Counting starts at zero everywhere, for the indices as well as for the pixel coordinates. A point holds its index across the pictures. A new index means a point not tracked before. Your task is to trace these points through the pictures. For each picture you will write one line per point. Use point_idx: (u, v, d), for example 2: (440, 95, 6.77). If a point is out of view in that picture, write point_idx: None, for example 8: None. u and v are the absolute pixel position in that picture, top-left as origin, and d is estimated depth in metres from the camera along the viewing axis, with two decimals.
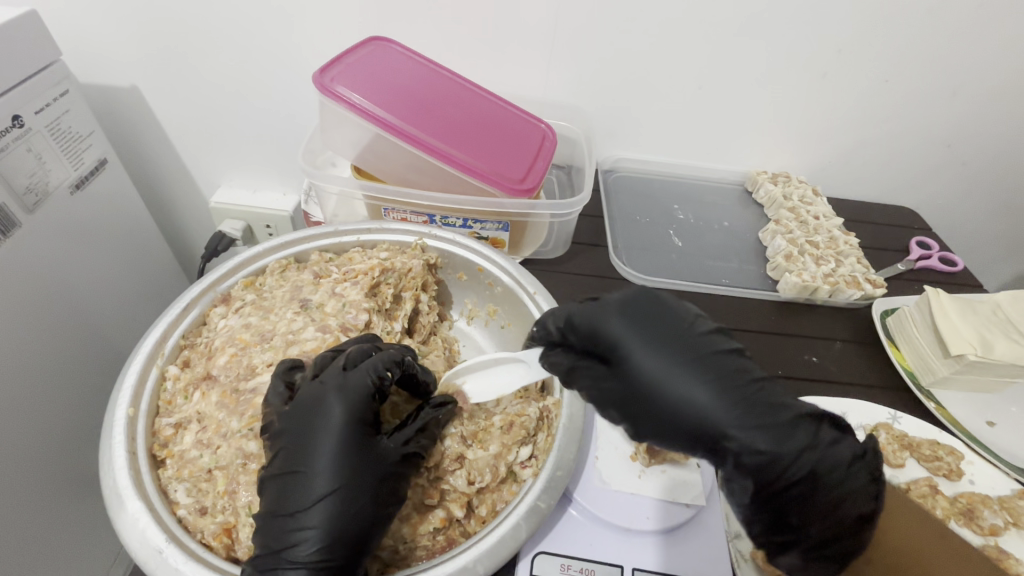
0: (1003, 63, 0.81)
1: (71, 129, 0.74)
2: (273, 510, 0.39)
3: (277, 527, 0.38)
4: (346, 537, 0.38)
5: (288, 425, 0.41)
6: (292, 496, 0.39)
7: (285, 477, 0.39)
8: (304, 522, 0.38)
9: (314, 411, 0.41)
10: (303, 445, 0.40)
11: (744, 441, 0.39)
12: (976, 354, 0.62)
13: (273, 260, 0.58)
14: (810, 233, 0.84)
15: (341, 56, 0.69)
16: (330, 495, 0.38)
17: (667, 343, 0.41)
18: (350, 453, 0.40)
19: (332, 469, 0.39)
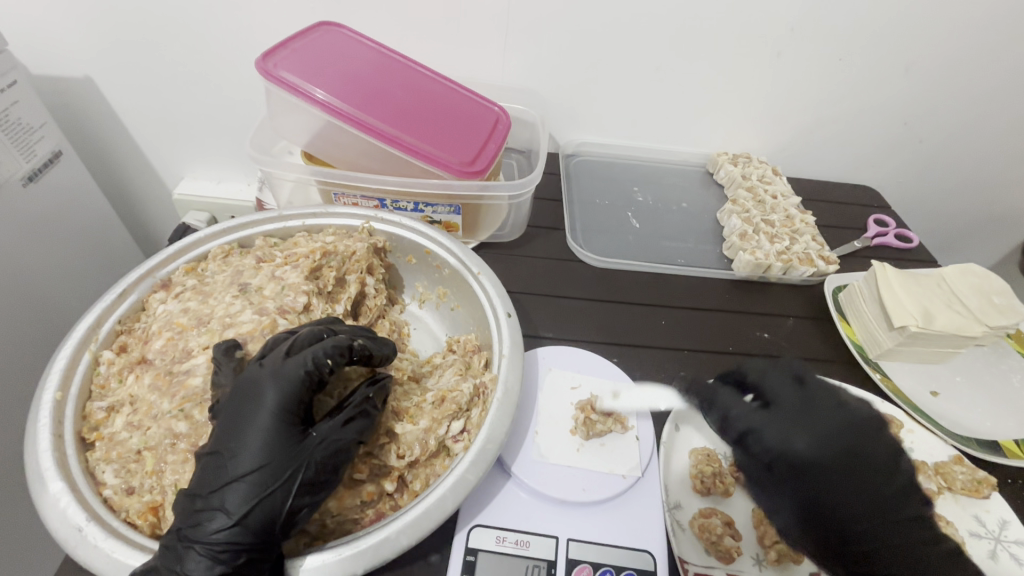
0: (956, 40, 0.81)
1: (21, 121, 0.73)
2: (199, 485, 0.39)
3: (200, 501, 0.39)
4: (268, 513, 0.38)
5: (227, 404, 0.42)
6: (219, 471, 0.39)
7: (216, 454, 0.40)
8: (227, 497, 0.38)
9: (250, 392, 0.42)
10: (237, 424, 0.41)
11: (795, 453, 0.46)
12: (918, 324, 0.63)
13: (215, 246, 0.59)
14: (767, 212, 0.85)
15: (287, 41, 0.69)
16: (256, 471, 0.39)
17: (810, 401, 0.49)
18: (282, 432, 0.41)
19: (260, 447, 0.40)
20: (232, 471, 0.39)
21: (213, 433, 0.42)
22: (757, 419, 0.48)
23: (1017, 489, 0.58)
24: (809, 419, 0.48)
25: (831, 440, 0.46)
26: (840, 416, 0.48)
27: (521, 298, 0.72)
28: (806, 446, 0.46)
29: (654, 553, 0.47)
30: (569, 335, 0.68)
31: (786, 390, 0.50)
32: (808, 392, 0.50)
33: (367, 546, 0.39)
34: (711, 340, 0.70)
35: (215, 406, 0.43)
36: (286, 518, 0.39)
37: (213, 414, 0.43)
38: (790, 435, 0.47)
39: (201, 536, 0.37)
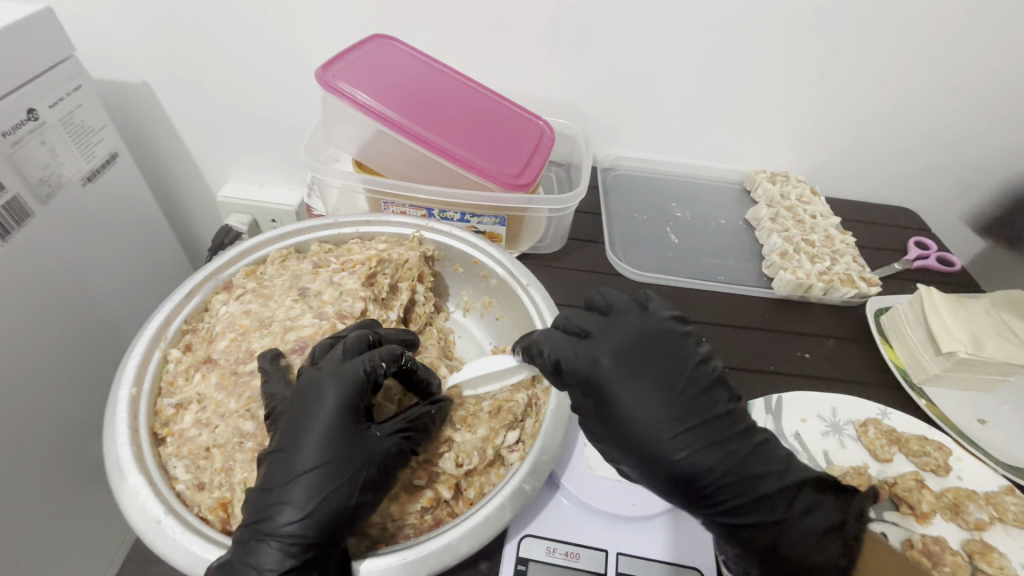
0: (1002, 64, 0.81)
1: (83, 123, 0.76)
2: (265, 481, 0.40)
3: (266, 497, 0.40)
4: (335, 510, 0.39)
5: (287, 403, 0.43)
6: (283, 466, 0.40)
7: (279, 451, 0.41)
8: (292, 493, 0.39)
9: (309, 391, 0.43)
10: (300, 422, 0.42)
11: (648, 428, 0.43)
12: (967, 351, 0.63)
13: (273, 250, 0.61)
14: (807, 231, 0.85)
15: (344, 52, 0.71)
16: (320, 469, 0.40)
17: (652, 376, 0.45)
18: (345, 432, 0.41)
19: (325, 445, 0.41)
20: (296, 467, 0.40)
21: (275, 430, 0.42)
22: (613, 380, 0.45)
23: None
24: (665, 398, 0.44)
25: (686, 424, 0.43)
26: (682, 382, 0.45)
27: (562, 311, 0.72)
28: (655, 424, 0.43)
29: (703, 569, 0.48)
30: None
31: (621, 364, 0.45)
32: (636, 359, 0.45)
33: (431, 550, 0.40)
34: (752, 359, 0.70)
35: (272, 405, 0.44)
36: (352, 516, 0.40)
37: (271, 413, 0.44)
38: (644, 421, 0.43)
39: (271, 530, 0.38)
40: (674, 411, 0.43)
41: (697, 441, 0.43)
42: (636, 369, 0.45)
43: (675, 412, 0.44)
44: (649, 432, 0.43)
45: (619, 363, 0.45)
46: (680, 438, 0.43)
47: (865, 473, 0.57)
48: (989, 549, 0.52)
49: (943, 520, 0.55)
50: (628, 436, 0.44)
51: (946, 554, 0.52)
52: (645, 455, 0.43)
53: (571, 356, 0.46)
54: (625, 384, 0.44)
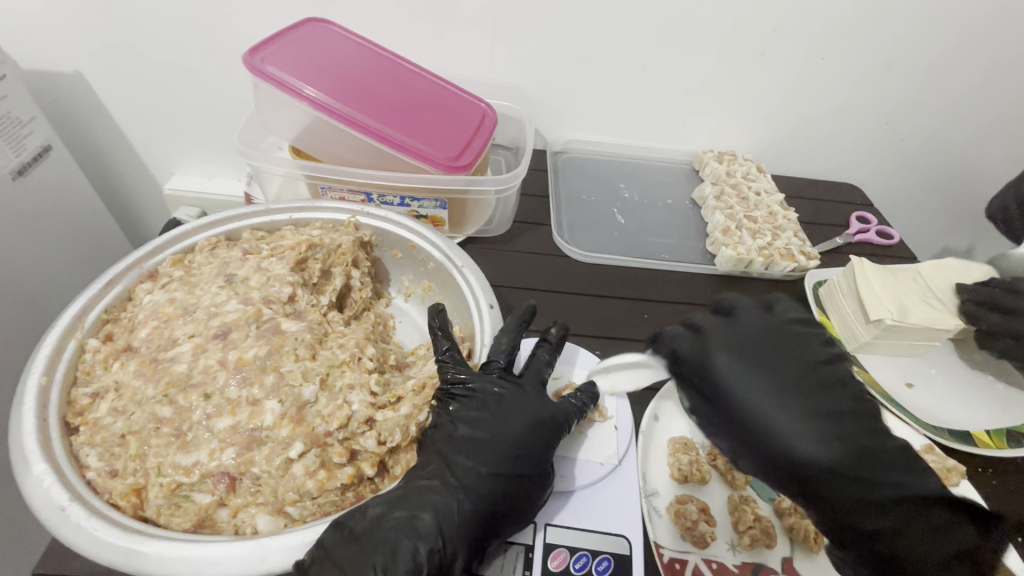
0: (935, 40, 0.83)
1: (9, 114, 0.72)
2: (451, 456, 0.46)
3: (464, 467, 0.46)
4: (511, 486, 0.46)
5: (497, 394, 0.50)
6: (507, 450, 0.47)
7: (488, 438, 0.47)
8: (501, 469, 0.46)
9: (513, 389, 0.51)
10: (543, 422, 0.49)
11: (753, 411, 0.39)
12: (893, 318, 0.65)
13: (202, 239, 0.60)
14: (750, 208, 0.86)
15: (276, 37, 0.69)
16: (546, 456, 0.48)
17: (755, 358, 0.41)
18: (536, 427, 0.49)
19: (540, 444, 0.48)
20: (523, 454, 0.47)
21: (459, 414, 0.49)
22: (729, 370, 0.40)
23: (987, 477, 0.59)
24: (785, 382, 0.40)
25: (819, 418, 0.39)
26: (790, 364, 0.41)
27: (505, 293, 0.73)
28: (757, 410, 0.39)
29: (631, 537, 0.49)
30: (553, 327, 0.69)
31: (733, 349, 0.40)
32: (763, 353, 0.41)
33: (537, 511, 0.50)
34: None
35: (482, 396, 0.49)
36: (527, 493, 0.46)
37: (471, 399, 0.49)
38: (751, 407, 0.39)
39: (462, 492, 0.44)
40: (796, 398, 0.40)
41: (813, 424, 0.39)
42: (750, 359, 0.40)
43: (801, 397, 0.40)
44: (778, 427, 0.39)
45: (735, 349, 0.41)
46: (800, 419, 0.39)
47: None
48: None
49: None
50: (740, 425, 0.39)
51: None
52: (771, 447, 0.39)
53: (719, 353, 0.40)
54: (754, 380, 0.40)
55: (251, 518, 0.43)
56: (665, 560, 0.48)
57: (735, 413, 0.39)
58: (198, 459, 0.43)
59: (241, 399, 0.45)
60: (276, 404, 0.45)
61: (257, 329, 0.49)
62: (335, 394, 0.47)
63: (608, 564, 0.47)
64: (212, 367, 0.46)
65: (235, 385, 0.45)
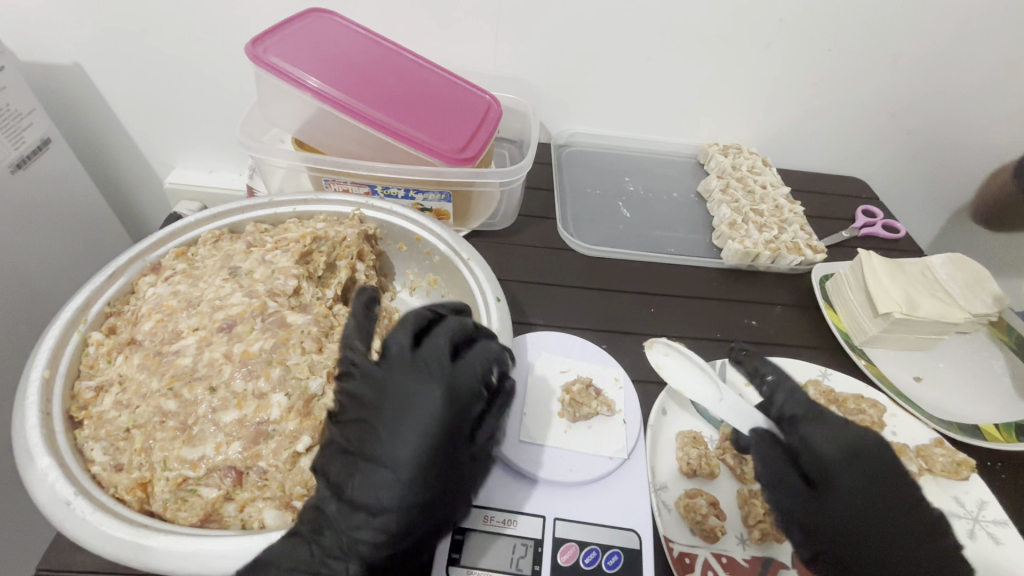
0: (944, 32, 0.82)
1: (8, 107, 0.71)
2: (335, 485, 0.40)
3: (349, 503, 0.40)
4: (399, 514, 0.39)
5: (379, 398, 0.43)
6: (390, 474, 0.40)
7: (371, 458, 0.41)
8: (388, 501, 0.39)
9: (397, 388, 0.43)
10: (427, 429, 0.41)
11: (841, 500, 0.47)
12: (902, 311, 0.65)
13: (205, 231, 0.59)
14: (756, 202, 0.86)
15: (278, 27, 0.68)
16: (434, 470, 0.40)
17: (866, 465, 0.48)
18: (421, 436, 0.41)
19: (408, 449, 0.40)
20: (408, 476, 0.40)
21: (342, 430, 0.43)
22: (833, 461, 0.48)
23: (996, 471, 0.59)
24: (881, 489, 0.47)
25: (878, 499, 0.47)
26: (885, 471, 0.48)
27: (511, 286, 0.72)
28: (845, 501, 0.47)
29: (640, 532, 0.49)
30: (559, 321, 0.68)
31: (847, 451, 0.48)
32: (868, 448, 0.49)
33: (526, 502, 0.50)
34: (700, 327, 0.71)
35: (365, 401, 0.43)
36: (424, 516, 0.40)
37: (357, 403, 0.43)
38: (846, 497, 0.47)
39: (347, 536, 0.39)
40: (881, 504, 0.46)
41: (887, 528, 0.46)
42: (859, 463, 0.48)
43: (893, 510, 0.47)
44: (851, 515, 0.46)
45: (848, 451, 0.49)
46: (874, 519, 0.46)
47: None
48: None
49: None
50: (827, 511, 0.47)
51: None
52: (840, 532, 0.46)
53: (811, 424, 0.50)
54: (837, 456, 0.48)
55: (257, 512, 0.42)
56: (675, 555, 0.48)
57: (828, 498, 0.47)
58: (204, 453, 0.42)
59: (247, 392, 0.44)
60: (282, 397, 0.44)
61: (263, 322, 0.49)
62: None
63: (618, 558, 0.47)
64: (217, 360, 0.45)
65: (240, 378, 0.45)
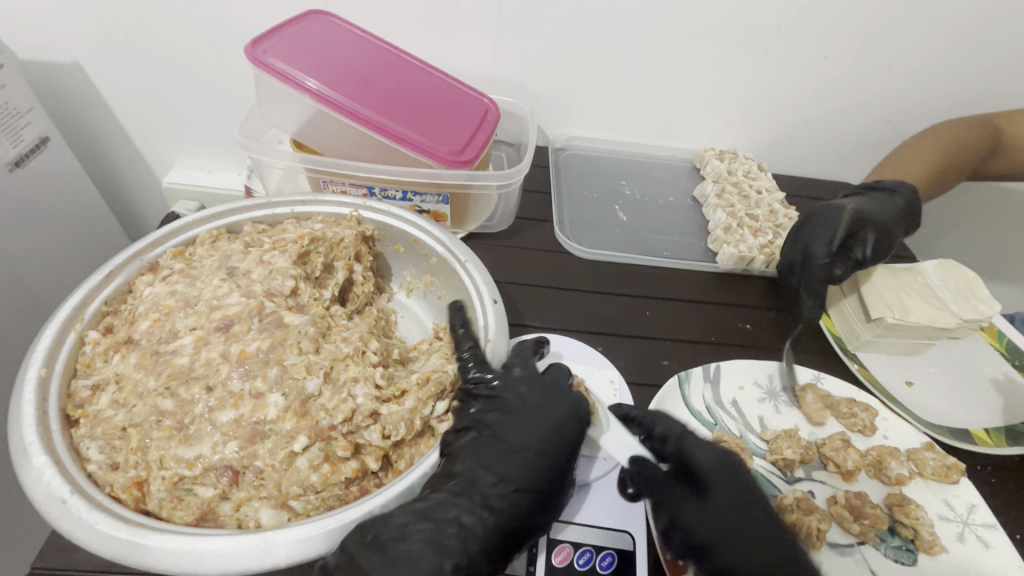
0: (937, 41, 0.83)
1: (7, 105, 0.71)
2: (477, 463, 0.46)
3: (492, 475, 0.46)
4: (533, 494, 0.46)
5: (520, 400, 0.50)
6: (532, 457, 0.47)
7: (514, 444, 0.47)
8: (524, 480, 0.46)
9: (536, 394, 0.50)
10: (563, 429, 0.49)
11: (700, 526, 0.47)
12: (893, 316, 0.65)
13: (203, 231, 0.59)
14: (751, 207, 0.86)
15: (277, 28, 0.69)
16: (567, 465, 0.48)
17: (719, 484, 0.50)
18: (558, 434, 0.48)
19: (545, 441, 0.48)
20: (548, 462, 0.47)
21: (479, 417, 0.49)
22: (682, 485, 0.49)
23: (986, 475, 0.60)
24: (736, 508, 0.48)
25: (746, 506, 0.49)
26: (737, 489, 0.50)
27: (507, 288, 0.72)
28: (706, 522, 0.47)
29: (634, 534, 0.49)
30: (555, 323, 0.69)
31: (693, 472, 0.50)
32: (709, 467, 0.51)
33: None
34: (694, 330, 0.72)
35: (502, 399, 0.49)
36: (550, 502, 0.46)
37: (492, 400, 0.50)
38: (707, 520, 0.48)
39: (486, 502, 0.44)
40: (743, 517, 0.48)
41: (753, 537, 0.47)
42: (714, 484, 0.50)
43: (752, 519, 0.48)
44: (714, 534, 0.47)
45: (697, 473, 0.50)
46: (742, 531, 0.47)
47: (793, 435, 0.59)
48: (907, 501, 0.55)
49: (866, 477, 0.58)
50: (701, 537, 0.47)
51: (866, 507, 0.54)
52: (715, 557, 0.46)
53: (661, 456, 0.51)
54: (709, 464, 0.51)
55: (253, 512, 0.43)
56: (667, 557, 0.48)
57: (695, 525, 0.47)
58: (200, 452, 0.42)
59: (244, 392, 0.44)
60: (280, 397, 0.44)
61: (260, 322, 0.49)
62: (339, 387, 0.47)
63: (612, 560, 0.47)
64: (214, 360, 0.45)
65: (237, 378, 0.45)
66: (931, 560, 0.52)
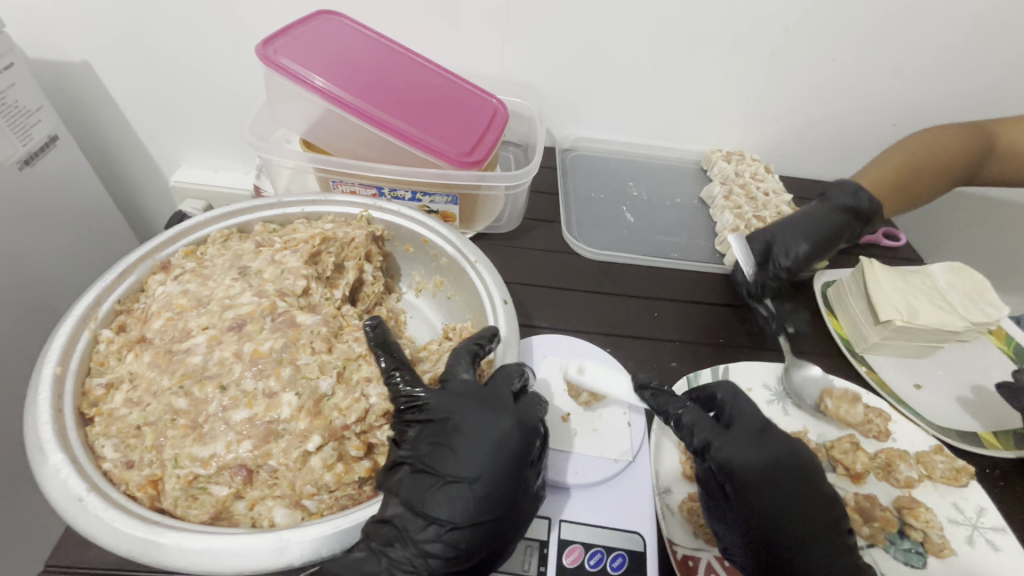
0: (945, 44, 0.83)
1: (17, 103, 0.71)
2: (408, 501, 0.43)
3: (424, 516, 0.42)
4: (468, 531, 0.42)
5: (455, 421, 0.45)
6: (466, 488, 0.43)
7: (447, 475, 0.43)
8: (459, 517, 0.42)
9: (471, 413, 0.46)
10: (502, 451, 0.44)
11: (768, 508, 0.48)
12: (902, 319, 0.65)
13: (215, 230, 0.59)
14: (759, 208, 0.86)
15: (287, 28, 0.69)
16: (508, 494, 0.43)
17: (779, 475, 0.50)
18: (495, 459, 0.44)
19: (479, 468, 0.43)
20: (483, 493, 0.43)
21: (414, 447, 0.45)
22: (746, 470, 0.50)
23: (995, 478, 0.60)
24: (798, 498, 0.49)
25: (820, 516, 0.49)
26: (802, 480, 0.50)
27: (516, 289, 0.73)
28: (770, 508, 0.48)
29: (644, 534, 0.49)
30: (563, 324, 0.69)
31: (760, 462, 0.50)
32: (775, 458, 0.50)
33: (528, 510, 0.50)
34: (703, 332, 0.72)
35: (435, 425, 0.45)
36: (491, 534, 0.43)
37: (428, 426, 0.45)
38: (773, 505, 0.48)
39: (418, 548, 0.41)
40: (803, 506, 0.49)
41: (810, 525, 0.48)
42: (775, 478, 0.49)
43: (813, 511, 0.49)
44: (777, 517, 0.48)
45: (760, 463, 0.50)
46: (803, 517, 0.48)
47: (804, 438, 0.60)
48: (917, 504, 0.55)
49: (875, 480, 0.58)
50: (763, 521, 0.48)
51: (876, 510, 0.55)
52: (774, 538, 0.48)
53: (726, 443, 0.51)
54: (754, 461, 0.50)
55: (268, 510, 0.43)
56: (678, 557, 0.48)
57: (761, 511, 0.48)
58: (215, 451, 0.42)
59: (258, 392, 0.45)
60: (293, 397, 0.44)
61: (273, 322, 0.49)
62: (352, 387, 0.47)
63: (623, 560, 0.47)
64: (228, 359, 0.46)
65: (251, 377, 0.45)
66: (941, 563, 0.52)
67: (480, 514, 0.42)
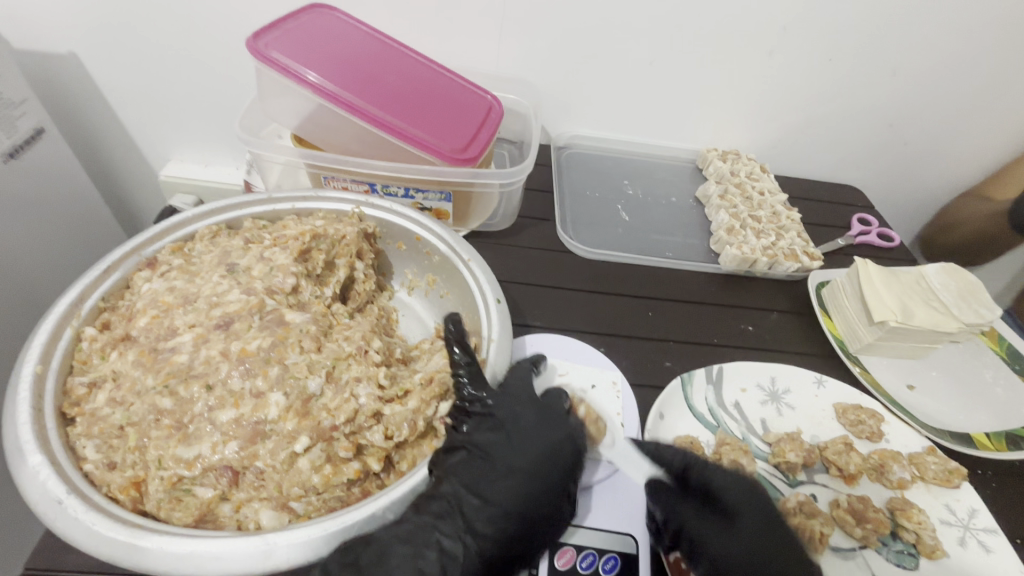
0: (940, 44, 0.83)
1: (1, 95, 0.70)
2: (466, 484, 0.45)
3: (479, 499, 0.44)
4: (517, 521, 0.44)
5: (515, 419, 0.49)
6: (520, 481, 0.45)
7: (503, 467, 0.46)
8: (513, 504, 0.44)
9: (531, 414, 0.49)
10: (557, 456, 0.47)
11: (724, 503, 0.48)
12: (897, 320, 0.65)
13: (203, 226, 0.58)
14: (754, 208, 0.86)
15: (278, 21, 0.68)
16: (561, 491, 0.46)
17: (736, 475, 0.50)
18: (554, 459, 0.47)
19: (540, 462, 0.46)
20: (536, 490, 0.45)
21: (471, 436, 0.47)
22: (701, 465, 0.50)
23: (986, 479, 0.60)
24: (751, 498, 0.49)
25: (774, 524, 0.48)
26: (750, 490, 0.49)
27: (510, 288, 0.72)
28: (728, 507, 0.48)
29: (637, 537, 0.49)
30: (557, 324, 0.68)
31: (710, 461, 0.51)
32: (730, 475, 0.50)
33: None
34: (697, 331, 0.71)
35: (495, 419, 0.48)
36: (539, 527, 0.44)
37: (487, 419, 0.48)
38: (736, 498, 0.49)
39: (470, 528, 0.43)
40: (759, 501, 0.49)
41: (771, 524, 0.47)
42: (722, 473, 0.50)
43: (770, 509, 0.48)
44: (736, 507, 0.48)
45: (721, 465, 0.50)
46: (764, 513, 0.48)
47: (798, 439, 0.60)
48: (909, 505, 0.55)
49: (868, 480, 0.58)
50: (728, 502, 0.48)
51: (868, 512, 0.54)
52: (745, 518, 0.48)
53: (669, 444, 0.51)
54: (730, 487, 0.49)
55: (254, 513, 0.42)
56: (670, 559, 0.48)
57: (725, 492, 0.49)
58: (199, 452, 0.42)
59: (244, 391, 0.44)
60: (281, 396, 0.44)
61: (261, 320, 0.48)
62: (341, 387, 0.46)
63: (615, 562, 0.47)
64: (214, 358, 0.45)
65: (238, 376, 0.44)
66: (932, 565, 0.52)
67: (537, 508, 0.45)
